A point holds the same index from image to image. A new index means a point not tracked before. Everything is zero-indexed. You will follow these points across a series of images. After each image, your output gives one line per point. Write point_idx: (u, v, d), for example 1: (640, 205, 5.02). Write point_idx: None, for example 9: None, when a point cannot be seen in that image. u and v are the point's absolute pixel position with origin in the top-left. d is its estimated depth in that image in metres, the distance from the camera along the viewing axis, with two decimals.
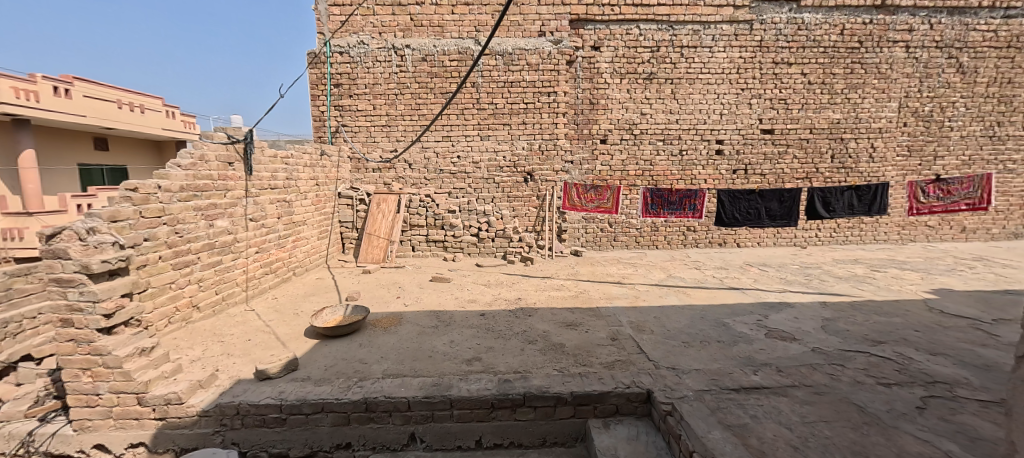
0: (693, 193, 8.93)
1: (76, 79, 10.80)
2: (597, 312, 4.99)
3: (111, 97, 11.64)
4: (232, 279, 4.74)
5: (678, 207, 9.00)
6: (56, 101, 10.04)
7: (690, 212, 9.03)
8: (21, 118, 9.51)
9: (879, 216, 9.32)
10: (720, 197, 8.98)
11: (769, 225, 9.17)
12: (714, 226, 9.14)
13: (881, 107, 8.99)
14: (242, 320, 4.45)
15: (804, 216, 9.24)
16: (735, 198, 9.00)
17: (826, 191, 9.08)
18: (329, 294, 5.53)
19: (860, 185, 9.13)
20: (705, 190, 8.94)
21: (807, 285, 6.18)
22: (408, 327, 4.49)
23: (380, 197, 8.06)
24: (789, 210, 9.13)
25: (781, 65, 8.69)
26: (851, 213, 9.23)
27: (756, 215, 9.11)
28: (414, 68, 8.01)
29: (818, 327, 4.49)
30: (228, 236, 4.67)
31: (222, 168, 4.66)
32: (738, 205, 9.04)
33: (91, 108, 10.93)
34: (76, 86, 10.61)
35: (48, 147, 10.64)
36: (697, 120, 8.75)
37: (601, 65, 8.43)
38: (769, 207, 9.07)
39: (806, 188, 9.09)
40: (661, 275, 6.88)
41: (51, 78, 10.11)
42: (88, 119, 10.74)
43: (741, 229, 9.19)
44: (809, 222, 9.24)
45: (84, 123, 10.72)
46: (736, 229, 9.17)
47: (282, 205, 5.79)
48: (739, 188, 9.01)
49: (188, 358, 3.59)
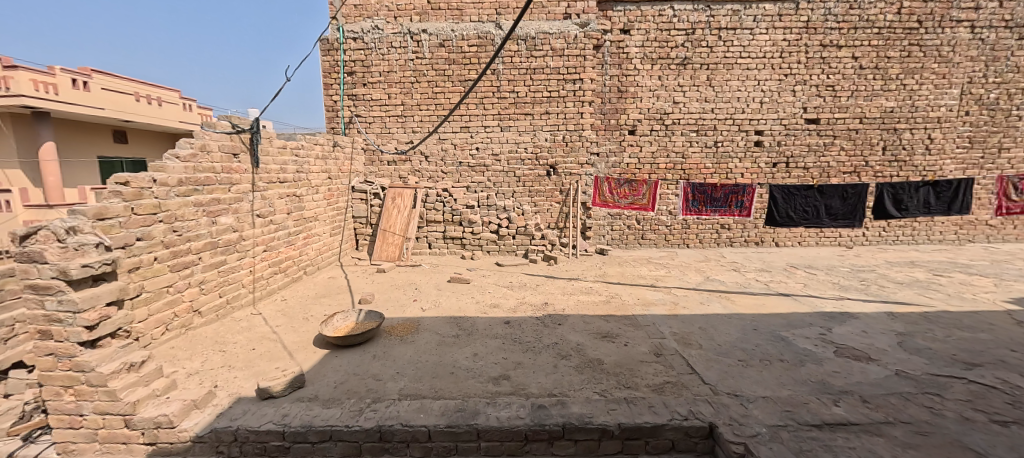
0: (740, 189, 8.30)
1: (95, 71, 10.75)
2: (634, 321, 4.48)
3: (128, 89, 11.52)
4: (238, 280, 4.40)
5: (722, 204, 8.37)
6: (73, 94, 9.92)
7: (736, 210, 8.40)
8: (42, 111, 9.44)
9: (959, 216, 8.53)
10: (772, 193, 8.30)
11: (828, 225, 8.49)
12: (762, 225, 8.47)
13: (940, 94, 8.16)
14: (246, 326, 4.10)
15: (872, 216, 8.53)
16: (790, 195, 8.33)
17: (897, 188, 8.34)
18: (341, 297, 5.15)
19: (938, 181, 8.34)
20: (754, 185, 8.30)
21: (866, 293, 5.54)
22: (426, 336, 4.08)
23: (395, 191, 7.61)
24: (853, 208, 8.42)
25: (829, 48, 7.94)
26: (926, 212, 8.48)
27: (814, 214, 8.42)
28: (431, 55, 7.55)
29: (894, 344, 3.91)
30: (232, 234, 4.31)
31: (226, 160, 4.27)
32: (793, 202, 8.36)
33: (109, 100, 10.83)
34: (94, 79, 10.55)
35: (71, 138, 10.56)
36: (734, 109, 8.08)
37: (631, 50, 7.82)
38: (830, 205, 8.38)
39: (873, 184, 8.38)
40: (697, 277, 6.32)
41: (72, 71, 10.01)
42: (106, 112, 10.66)
43: (797, 229, 8.50)
44: (874, 221, 8.54)
45: (101, 116, 10.59)
46: (786, 228, 8.49)
47: (292, 201, 5.44)
48: (789, 184, 8.33)
49: (184, 371, 3.23)
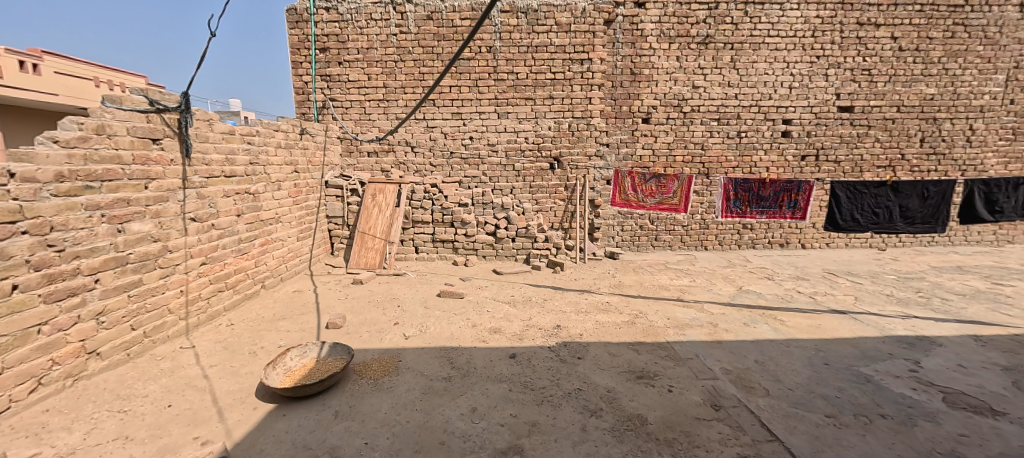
0: (797, 187, 7.48)
1: (46, 53, 9.45)
2: (672, 353, 3.55)
3: (87, 75, 10.23)
4: (162, 305, 3.38)
5: (773, 205, 7.54)
6: (23, 77, 8.64)
7: (791, 213, 7.58)
8: None
9: None
10: (838, 191, 7.52)
11: (905, 230, 7.76)
12: (826, 231, 7.71)
13: (985, 80, 7.36)
14: (168, 369, 3.09)
15: (960, 219, 7.79)
16: (857, 195, 7.58)
17: (989, 185, 7.65)
18: (303, 319, 4.14)
19: None
20: (813, 182, 7.49)
21: (931, 308, 4.72)
22: (409, 379, 3.10)
23: (375, 187, 6.54)
24: (935, 210, 7.69)
25: (867, 27, 7.08)
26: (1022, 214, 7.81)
27: (887, 217, 7.67)
28: (417, 29, 6.50)
29: (1010, 386, 3.07)
30: (151, 245, 3.28)
31: (140, 147, 3.24)
32: (863, 204, 7.62)
33: (63, 86, 9.52)
34: (45, 61, 9.25)
35: (21, 129, 9.27)
36: (760, 94, 7.18)
37: (646, 27, 6.84)
38: (906, 205, 7.64)
39: (962, 181, 7.65)
40: (729, 288, 5.42)
41: (17, 51, 8.70)
42: (61, 99, 9.36)
43: (862, 234, 7.74)
44: (960, 225, 7.82)
45: (55, 104, 9.32)
46: (858, 233, 7.73)
47: (243, 199, 4.39)
48: (858, 181, 7.55)
49: (52, 453, 2.24)
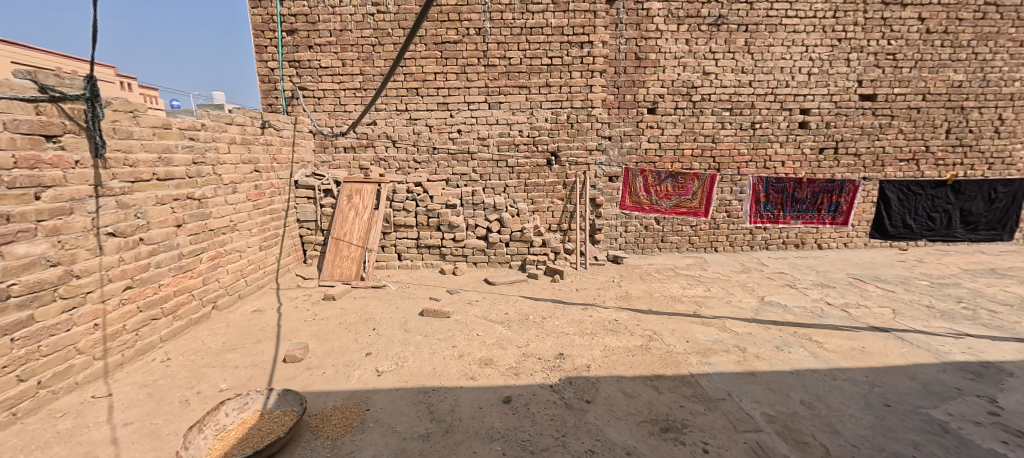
0: (837, 187, 6.95)
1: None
2: (700, 392, 2.93)
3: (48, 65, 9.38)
4: (67, 345, 2.71)
5: (809, 209, 7.02)
6: None
7: (830, 218, 7.08)
8: None
9: None
10: (891, 195, 7.02)
11: (963, 234, 7.31)
12: (873, 238, 7.23)
13: (1016, 66, 6.79)
14: (66, 430, 2.43)
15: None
16: (909, 198, 7.08)
17: None
18: (257, 350, 3.46)
19: None
20: (858, 182, 6.93)
21: (980, 322, 4.16)
22: (377, 438, 2.45)
23: (351, 187, 5.82)
24: (999, 212, 7.25)
25: (892, 7, 6.45)
26: None
27: (943, 222, 7.21)
28: (397, 9, 5.77)
29: None
30: (46, 271, 2.60)
31: (27, 146, 2.54)
32: (915, 208, 7.14)
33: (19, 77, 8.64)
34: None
35: None
36: (777, 81, 6.55)
37: (652, 6, 6.15)
38: (963, 207, 7.18)
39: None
40: (750, 299, 4.83)
41: None
42: None
43: (916, 240, 7.28)
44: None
45: None
46: (912, 239, 7.27)
47: (184, 206, 3.69)
48: (914, 182, 7.04)
49: None
